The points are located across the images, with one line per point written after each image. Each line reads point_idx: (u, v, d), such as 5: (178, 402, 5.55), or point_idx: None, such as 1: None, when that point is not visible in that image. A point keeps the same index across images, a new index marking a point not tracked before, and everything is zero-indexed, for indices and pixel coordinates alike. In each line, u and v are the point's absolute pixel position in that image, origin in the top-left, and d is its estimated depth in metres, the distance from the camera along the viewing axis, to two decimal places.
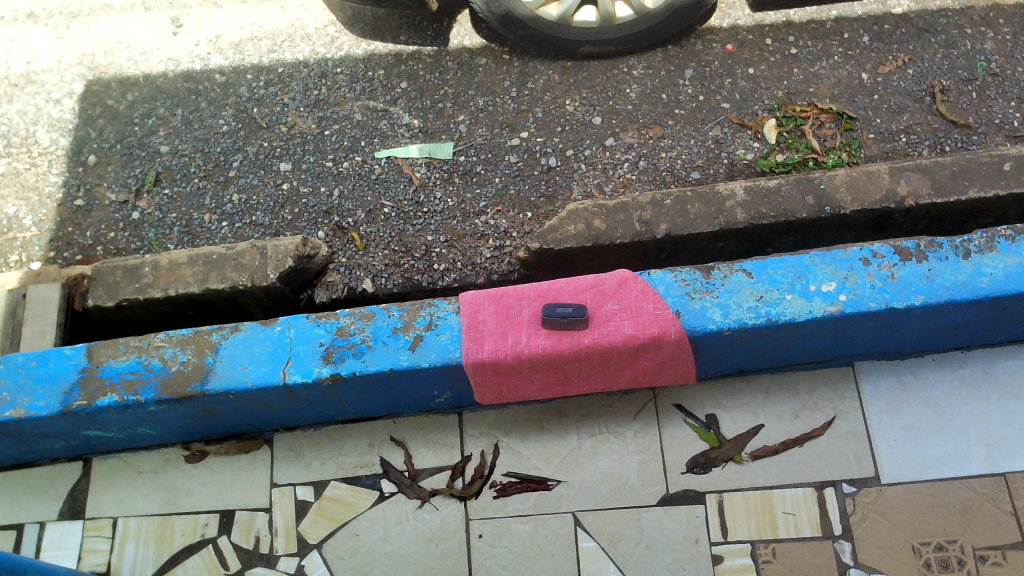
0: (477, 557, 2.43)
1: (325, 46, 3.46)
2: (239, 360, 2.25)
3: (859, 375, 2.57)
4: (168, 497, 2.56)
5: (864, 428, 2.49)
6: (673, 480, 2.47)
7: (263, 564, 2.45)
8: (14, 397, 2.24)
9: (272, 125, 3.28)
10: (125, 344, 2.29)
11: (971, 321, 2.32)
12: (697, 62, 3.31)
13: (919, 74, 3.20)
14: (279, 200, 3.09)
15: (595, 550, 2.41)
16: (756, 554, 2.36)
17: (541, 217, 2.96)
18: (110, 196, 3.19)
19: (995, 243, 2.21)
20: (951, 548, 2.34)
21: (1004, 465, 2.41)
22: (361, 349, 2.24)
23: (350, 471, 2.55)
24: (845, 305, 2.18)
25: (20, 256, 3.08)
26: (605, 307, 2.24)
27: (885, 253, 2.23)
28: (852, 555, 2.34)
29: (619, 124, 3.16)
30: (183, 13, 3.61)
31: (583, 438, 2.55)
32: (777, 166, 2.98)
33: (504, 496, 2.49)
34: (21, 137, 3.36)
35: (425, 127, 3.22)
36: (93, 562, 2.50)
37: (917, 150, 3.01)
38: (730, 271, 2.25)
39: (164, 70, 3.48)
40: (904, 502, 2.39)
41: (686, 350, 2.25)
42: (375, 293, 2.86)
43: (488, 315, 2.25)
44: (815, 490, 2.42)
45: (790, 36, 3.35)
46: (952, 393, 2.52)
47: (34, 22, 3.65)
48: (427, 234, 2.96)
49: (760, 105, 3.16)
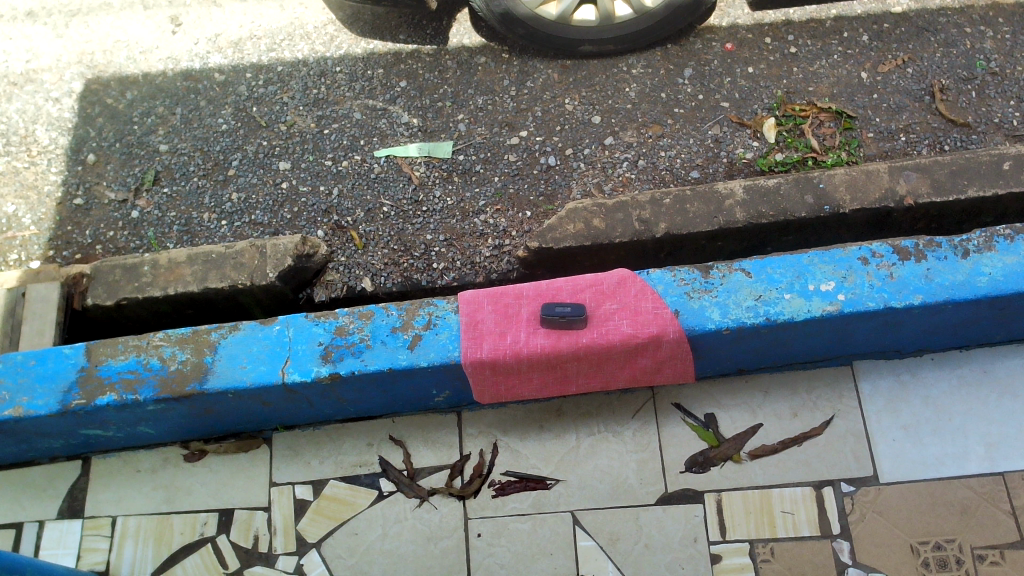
0: (476, 556, 2.43)
1: (324, 44, 3.46)
2: (238, 359, 2.25)
3: (858, 374, 2.57)
4: (168, 495, 2.56)
5: (863, 428, 2.49)
6: (672, 479, 2.47)
7: (263, 562, 2.45)
8: (14, 396, 2.24)
9: (271, 123, 3.27)
10: (124, 343, 2.29)
11: (970, 320, 2.32)
12: (696, 61, 3.31)
13: (919, 73, 3.20)
14: (278, 199, 3.09)
15: (594, 549, 2.41)
16: (755, 553, 2.37)
17: (541, 216, 2.96)
18: (110, 195, 3.19)
19: (994, 242, 2.21)
20: (949, 547, 2.34)
21: (1003, 464, 2.41)
22: (361, 348, 2.24)
23: (349, 470, 2.55)
24: (844, 304, 2.18)
25: (19, 255, 3.08)
26: (604, 306, 2.24)
27: (884, 252, 2.23)
28: (851, 554, 2.35)
29: (618, 123, 3.16)
30: (182, 12, 3.61)
31: (582, 437, 2.55)
32: (777, 165, 2.98)
33: (503, 495, 2.49)
34: (20, 136, 3.36)
35: (424, 126, 3.22)
36: (92, 561, 2.50)
37: (916, 149, 3.01)
38: (729, 270, 2.25)
39: (164, 69, 3.48)
40: (902, 501, 2.39)
41: (685, 349, 2.25)
42: (375, 292, 2.86)
43: (487, 314, 2.25)
44: (813, 488, 2.42)
45: (789, 35, 3.35)
46: (951, 392, 2.52)
47: (33, 20, 3.65)
48: (426, 233, 2.96)
49: (759, 104, 3.16)
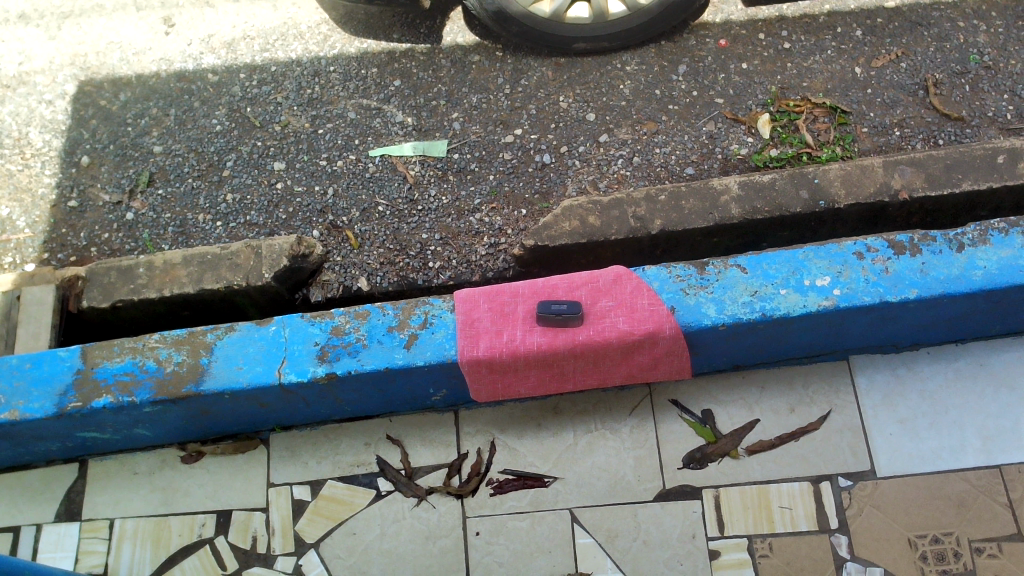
0: (475, 554, 2.43)
1: (318, 44, 3.45)
2: (234, 360, 2.25)
3: (854, 368, 2.57)
4: (165, 497, 2.55)
5: (860, 422, 2.50)
6: (670, 476, 2.47)
7: (261, 563, 2.45)
8: (9, 399, 2.24)
9: (265, 124, 3.27)
10: (120, 345, 2.29)
11: (965, 314, 2.33)
12: (690, 57, 3.31)
13: (912, 68, 3.21)
14: (273, 200, 3.09)
15: (592, 546, 2.41)
16: (753, 549, 2.37)
17: (536, 214, 2.95)
18: (104, 197, 3.18)
19: (989, 236, 2.22)
20: (947, 540, 2.34)
21: (1000, 457, 2.42)
22: (357, 348, 2.24)
23: (346, 470, 2.55)
24: (840, 299, 2.18)
25: (14, 258, 3.07)
26: (600, 303, 2.24)
27: (879, 247, 2.23)
28: (849, 548, 2.35)
29: (612, 120, 3.16)
30: (175, 13, 3.60)
31: (579, 434, 2.56)
32: (771, 161, 2.99)
33: (501, 493, 2.49)
34: (13, 139, 3.35)
35: (418, 125, 3.22)
36: (90, 563, 2.50)
37: (910, 144, 3.02)
38: (725, 266, 2.25)
39: (157, 70, 3.47)
40: (900, 495, 2.40)
41: (681, 346, 2.25)
42: (371, 292, 2.86)
43: (483, 312, 2.25)
44: (811, 483, 2.43)
45: (783, 30, 3.35)
46: (947, 386, 2.53)
47: (26, 23, 3.64)
48: (422, 232, 2.96)
49: (754, 100, 3.16)
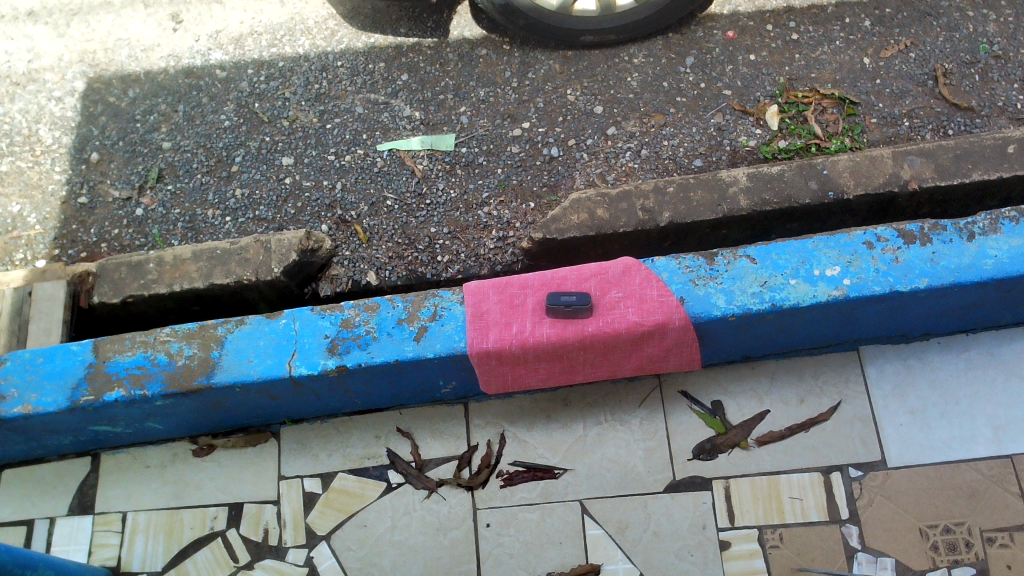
0: (485, 546, 2.43)
1: (325, 39, 3.46)
2: (245, 354, 2.26)
3: (864, 359, 2.57)
4: (178, 490, 2.57)
5: (870, 412, 2.49)
6: (679, 467, 2.47)
7: (273, 555, 2.46)
8: (23, 393, 2.26)
9: (272, 119, 3.28)
10: (132, 339, 2.30)
11: (976, 302, 2.31)
12: (698, 49, 3.30)
13: (921, 58, 3.19)
14: (282, 194, 3.10)
15: (603, 537, 2.41)
16: (763, 539, 2.37)
17: (544, 208, 2.96)
18: (114, 193, 3.20)
19: (999, 225, 2.21)
20: (958, 530, 2.33)
21: (1011, 446, 2.41)
22: (367, 340, 2.24)
23: (357, 462, 2.56)
24: (849, 289, 2.17)
25: (25, 254, 3.09)
26: (609, 294, 2.24)
27: (889, 237, 2.23)
28: (860, 538, 2.35)
29: (620, 113, 3.16)
30: (182, 9, 3.61)
31: (588, 426, 2.56)
32: (780, 153, 2.98)
33: (510, 485, 2.50)
34: (23, 136, 3.37)
35: (426, 119, 3.22)
36: (103, 556, 2.51)
37: (919, 134, 3.01)
38: (734, 257, 2.25)
39: (165, 66, 3.48)
40: (910, 484, 2.40)
41: (690, 336, 2.25)
42: (379, 286, 2.88)
43: (492, 304, 2.26)
44: (821, 474, 2.42)
45: (790, 21, 3.34)
46: (958, 375, 2.52)
47: (34, 20, 3.65)
48: (430, 226, 2.97)
49: (762, 92, 3.15)
